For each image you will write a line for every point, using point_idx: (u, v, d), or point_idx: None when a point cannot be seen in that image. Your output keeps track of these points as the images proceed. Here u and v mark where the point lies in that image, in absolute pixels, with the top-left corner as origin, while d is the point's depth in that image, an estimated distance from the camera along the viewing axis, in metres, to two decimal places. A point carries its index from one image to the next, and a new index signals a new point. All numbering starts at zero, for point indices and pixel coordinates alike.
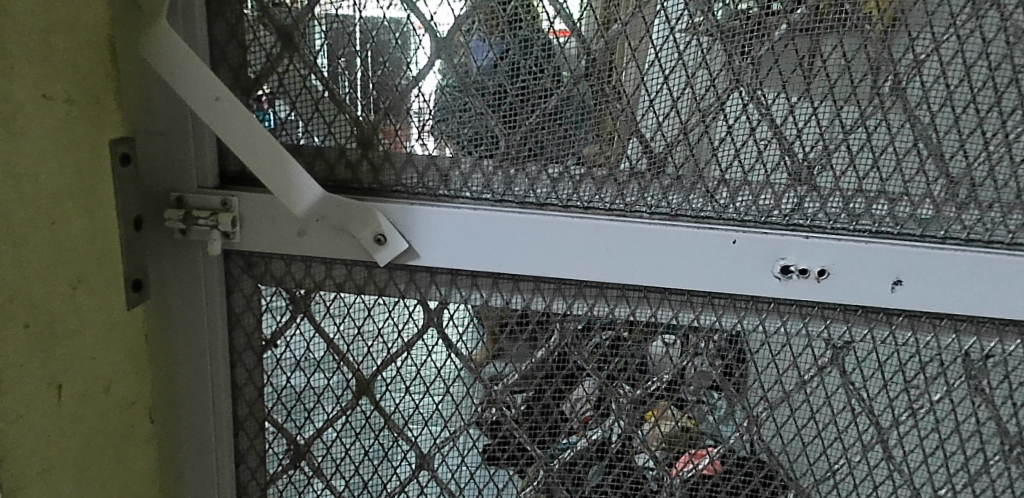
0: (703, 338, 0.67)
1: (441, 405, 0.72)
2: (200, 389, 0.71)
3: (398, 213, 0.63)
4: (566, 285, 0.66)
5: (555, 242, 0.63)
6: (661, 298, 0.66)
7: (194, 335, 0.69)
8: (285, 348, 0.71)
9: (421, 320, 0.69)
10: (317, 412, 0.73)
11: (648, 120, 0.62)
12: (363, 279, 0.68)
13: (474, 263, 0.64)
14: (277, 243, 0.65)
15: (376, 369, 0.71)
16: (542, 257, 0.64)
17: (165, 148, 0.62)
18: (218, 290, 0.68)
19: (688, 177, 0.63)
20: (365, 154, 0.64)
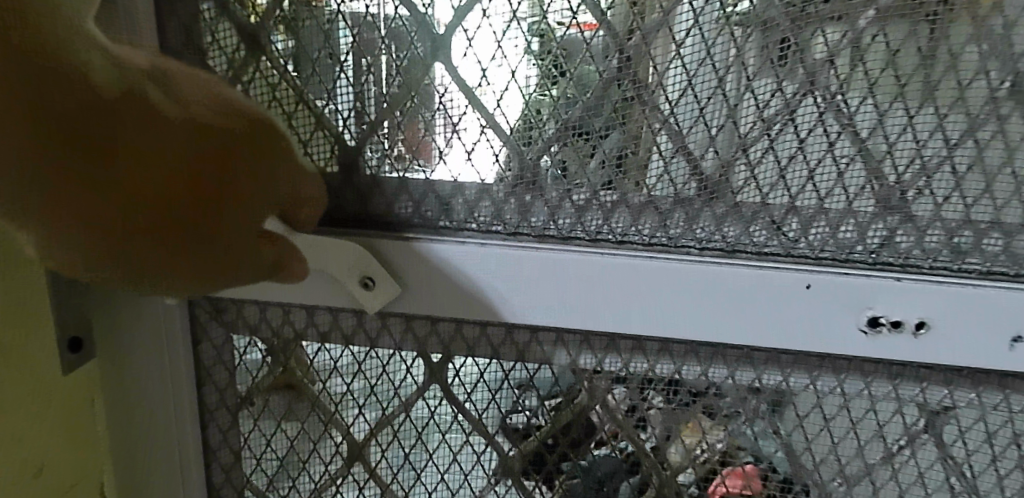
0: (766, 400, 0.54)
1: (448, 475, 0.60)
2: (159, 463, 0.59)
3: (389, 251, 0.53)
4: (595, 337, 0.54)
5: (582, 286, 0.52)
6: (712, 352, 0.54)
7: (159, 400, 0.58)
8: (262, 409, 0.60)
9: (422, 377, 0.57)
10: (302, 481, 0.62)
11: (696, 135, 0.49)
12: (352, 329, 0.56)
13: (483, 312, 0.53)
14: (247, 286, 0.55)
15: (371, 435, 0.59)
16: (566, 305, 0.52)
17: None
18: (182, 340, 0.57)
19: (748, 205, 0.50)
20: (350, 180, 0.53)
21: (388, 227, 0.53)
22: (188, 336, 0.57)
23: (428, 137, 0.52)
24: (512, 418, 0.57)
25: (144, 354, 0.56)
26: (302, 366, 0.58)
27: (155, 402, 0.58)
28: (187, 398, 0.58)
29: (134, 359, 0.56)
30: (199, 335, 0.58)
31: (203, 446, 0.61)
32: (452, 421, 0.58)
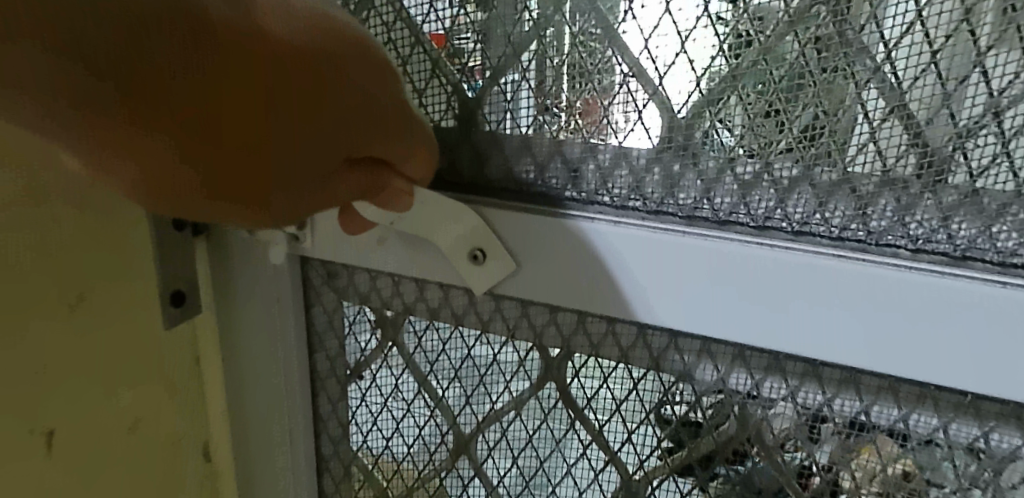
0: (994, 468, 0.39)
1: (560, 488, 0.51)
2: (266, 424, 0.57)
3: (506, 223, 0.45)
4: (753, 353, 0.42)
5: (738, 286, 0.40)
6: (918, 393, 0.39)
7: (263, 366, 0.55)
8: (368, 385, 0.54)
9: (538, 372, 0.49)
10: (406, 466, 0.55)
11: (921, 91, 0.35)
12: (463, 309, 0.49)
13: (610, 306, 0.44)
14: (354, 254, 0.49)
15: (479, 431, 0.52)
16: (714, 306, 0.41)
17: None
18: (292, 303, 0.53)
19: (993, 194, 0.36)
20: (467, 137, 0.46)
21: (507, 193, 0.46)
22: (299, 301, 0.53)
23: (556, 87, 0.42)
24: (640, 435, 0.47)
25: (252, 315, 0.54)
26: (410, 343, 0.52)
27: (260, 368, 0.56)
28: (294, 368, 0.54)
29: (242, 318, 0.55)
30: (312, 299, 0.53)
31: (314, 416, 0.56)
32: (570, 429, 0.49)
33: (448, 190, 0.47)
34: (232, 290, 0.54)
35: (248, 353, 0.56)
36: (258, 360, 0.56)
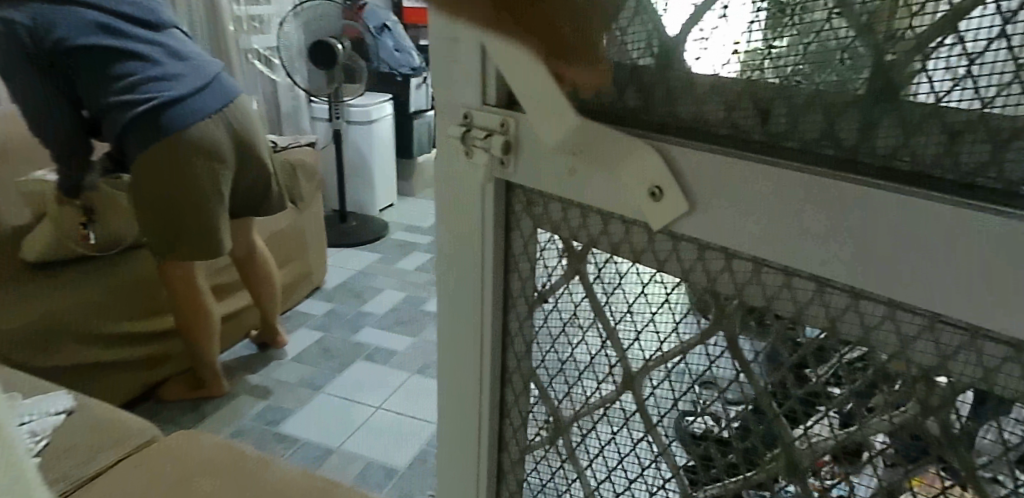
0: None
1: (716, 438, 0.51)
2: (462, 327, 0.65)
3: (690, 163, 0.44)
4: (946, 328, 0.38)
5: (917, 247, 0.37)
6: None
7: (467, 282, 0.63)
8: (553, 310, 0.59)
9: (709, 319, 0.48)
10: (576, 389, 0.59)
11: None
12: (642, 246, 0.50)
13: (789, 255, 0.42)
14: (550, 184, 0.53)
15: (643, 369, 0.53)
16: (908, 265, 0.38)
17: (448, 47, 0.55)
18: (496, 226, 0.59)
19: None
20: (662, 75, 0.46)
21: (696, 134, 0.46)
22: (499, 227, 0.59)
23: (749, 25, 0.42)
24: (807, 398, 0.45)
25: (461, 234, 0.62)
26: (590, 275, 0.55)
27: (464, 283, 0.63)
28: (492, 286, 0.61)
29: (454, 238, 0.63)
30: (510, 226, 0.59)
31: (501, 331, 0.63)
32: (734, 381, 0.48)
33: (638, 127, 0.48)
34: (447, 207, 0.62)
35: (455, 264, 0.64)
36: (463, 277, 0.63)
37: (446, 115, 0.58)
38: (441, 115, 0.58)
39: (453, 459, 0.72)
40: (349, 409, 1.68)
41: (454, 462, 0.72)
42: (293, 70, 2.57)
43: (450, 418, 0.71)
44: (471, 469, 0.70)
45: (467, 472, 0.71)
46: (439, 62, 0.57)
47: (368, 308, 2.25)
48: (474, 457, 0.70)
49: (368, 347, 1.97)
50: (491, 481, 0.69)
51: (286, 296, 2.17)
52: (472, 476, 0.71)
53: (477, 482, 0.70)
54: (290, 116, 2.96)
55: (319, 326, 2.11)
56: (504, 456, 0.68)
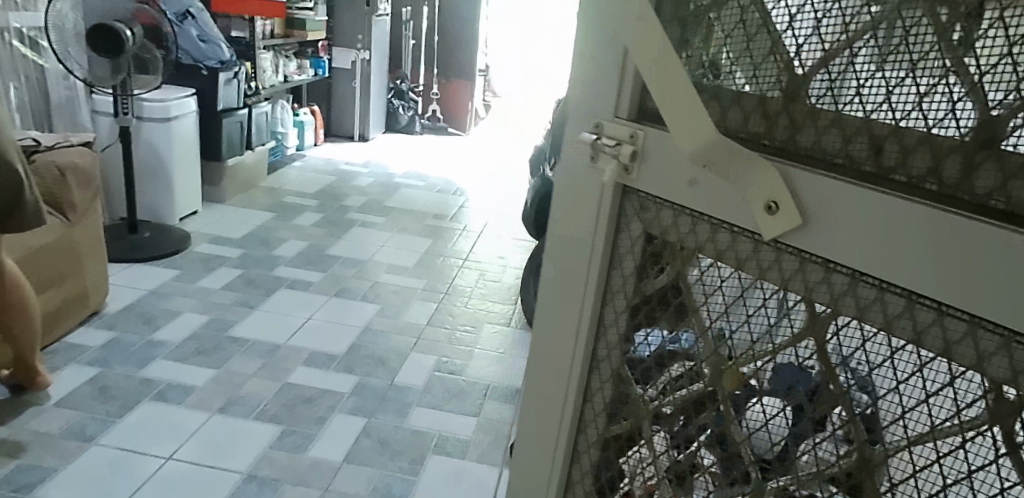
0: None
1: (789, 405, 0.71)
2: (570, 280, 0.94)
3: (803, 181, 0.64)
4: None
5: (994, 277, 0.53)
6: None
7: (574, 254, 0.92)
8: (644, 275, 0.85)
9: (803, 322, 0.69)
10: (653, 342, 0.85)
11: None
12: (747, 254, 0.72)
13: (890, 271, 0.60)
14: (666, 182, 0.78)
15: (725, 324, 0.77)
16: (987, 289, 0.54)
17: (595, 71, 0.84)
18: (606, 215, 0.87)
19: None
20: (788, 108, 0.69)
21: (814, 160, 0.66)
22: (615, 219, 0.86)
23: (874, 76, 0.63)
24: (881, 376, 0.64)
25: (576, 217, 0.91)
26: (682, 256, 0.80)
27: (572, 253, 0.92)
28: (591, 259, 0.90)
29: (570, 221, 0.92)
30: (624, 224, 0.86)
31: (603, 289, 0.90)
32: (816, 362, 0.69)
33: (760, 148, 0.71)
34: (574, 194, 0.90)
35: (572, 234, 0.92)
36: (572, 249, 0.92)
37: (585, 126, 0.86)
38: (577, 126, 0.88)
39: (548, 373, 1.00)
40: (120, 463, 1.89)
41: (550, 375, 1.00)
42: (68, 57, 3.01)
43: (547, 343, 1.00)
44: (564, 380, 0.98)
45: (561, 383, 0.98)
46: (586, 85, 0.85)
47: (159, 337, 2.55)
48: (566, 370, 0.97)
49: (155, 385, 2.26)
50: (580, 390, 0.96)
51: (53, 329, 2.41)
52: (563, 386, 0.98)
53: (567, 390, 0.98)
54: (63, 108, 3.33)
55: (89, 361, 2.37)
56: (592, 376, 0.95)
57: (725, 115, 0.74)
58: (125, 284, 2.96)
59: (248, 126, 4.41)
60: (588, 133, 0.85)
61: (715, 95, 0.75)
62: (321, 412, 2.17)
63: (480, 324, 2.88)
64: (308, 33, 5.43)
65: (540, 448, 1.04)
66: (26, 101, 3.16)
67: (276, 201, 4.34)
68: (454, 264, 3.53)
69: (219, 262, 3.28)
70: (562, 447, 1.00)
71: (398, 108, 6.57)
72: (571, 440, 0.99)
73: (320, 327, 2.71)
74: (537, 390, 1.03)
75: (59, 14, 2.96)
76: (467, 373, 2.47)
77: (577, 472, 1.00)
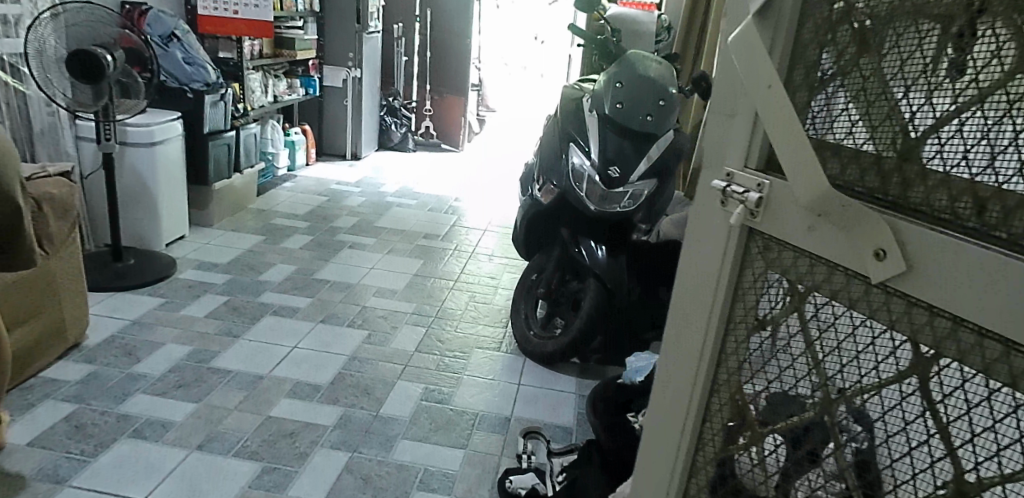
0: None
1: (895, 436, 0.75)
2: (695, 307, 1.02)
3: (913, 235, 0.70)
4: None
5: None
6: None
7: (698, 283, 1.01)
8: (763, 308, 0.90)
9: (908, 362, 0.72)
10: (769, 370, 0.90)
11: None
12: (859, 297, 0.76)
13: (989, 322, 0.64)
14: (789, 229, 0.84)
15: (838, 359, 0.80)
16: None
17: (727, 125, 0.94)
18: (733, 254, 0.94)
19: None
20: (901, 166, 0.74)
21: (921, 214, 0.71)
22: (740, 258, 0.93)
23: (980, 142, 0.68)
24: (980, 415, 0.67)
25: (705, 251, 1.00)
26: (799, 294, 0.84)
27: (696, 282, 1.01)
28: (715, 290, 0.98)
29: (698, 253, 1.01)
30: (749, 262, 0.92)
31: (724, 318, 0.97)
32: (920, 396, 0.72)
33: (876, 201, 0.76)
34: (704, 229, 0.99)
35: (700, 264, 1.00)
36: (696, 278, 1.01)
37: (715, 175, 0.97)
38: (710, 171, 0.98)
39: (671, 386, 1.07)
40: None
41: (672, 388, 1.07)
42: (54, 84, 2.96)
43: (673, 359, 1.07)
44: (686, 396, 1.04)
45: (683, 396, 1.05)
46: (713, 137, 0.97)
47: (138, 370, 2.47)
48: (689, 384, 1.03)
49: (132, 421, 2.17)
50: (701, 406, 1.02)
51: (32, 361, 2.35)
52: (685, 399, 1.04)
53: (689, 404, 1.04)
54: (46, 134, 3.24)
55: (67, 396, 2.29)
56: (712, 396, 1.00)
57: (842, 168, 0.80)
58: (107, 314, 2.88)
59: (235, 149, 4.34)
60: (720, 181, 0.95)
61: (836, 151, 0.81)
62: (303, 447, 2.09)
63: (469, 349, 2.81)
64: (298, 53, 5.37)
65: (660, 456, 1.10)
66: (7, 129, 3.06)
67: (266, 224, 4.28)
68: (444, 286, 3.46)
69: (204, 289, 3.21)
70: (683, 458, 1.06)
71: (390, 125, 6.54)
72: (690, 452, 1.04)
73: (305, 356, 2.63)
74: (663, 403, 1.10)
75: (38, 40, 2.87)
76: (454, 401, 2.40)
77: (695, 485, 1.04)
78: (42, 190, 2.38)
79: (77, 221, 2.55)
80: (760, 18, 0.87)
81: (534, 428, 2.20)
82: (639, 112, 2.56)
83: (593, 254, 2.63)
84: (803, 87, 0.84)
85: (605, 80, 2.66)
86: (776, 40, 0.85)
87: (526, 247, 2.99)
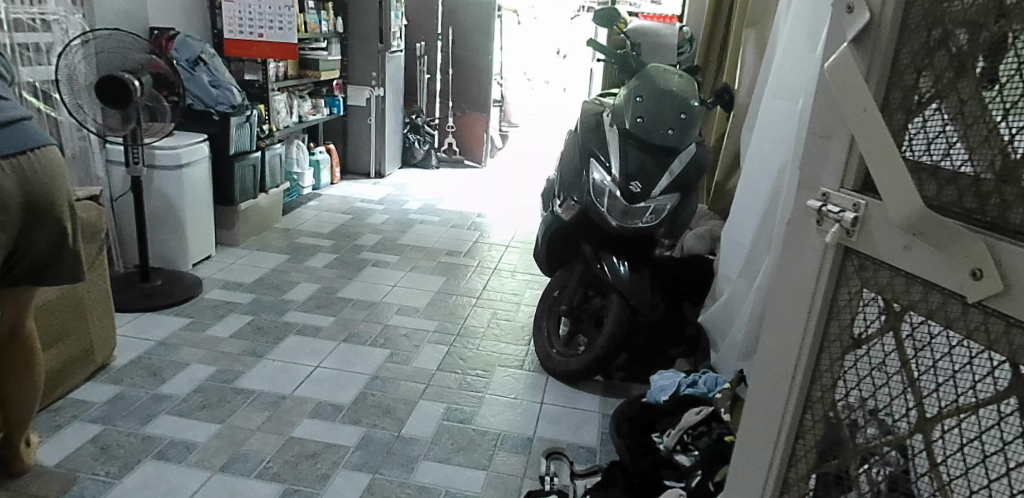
0: None
1: (993, 458, 0.73)
2: (790, 324, 1.00)
3: (1013, 256, 0.69)
4: None
5: None
6: None
7: (795, 300, 0.99)
8: (859, 326, 0.89)
9: (1007, 385, 0.71)
10: (864, 387, 0.89)
11: None
12: (955, 316, 0.75)
13: None
14: (885, 246, 0.83)
15: (933, 378, 0.79)
16: None
17: (825, 147, 0.94)
18: (828, 274, 0.93)
19: None
20: (1001, 188, 0.73)
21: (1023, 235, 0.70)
22: (835, 275, 0.92)
23: None
24: None
25: (799, 270, 0.98)
26: (895, 314, 0.83)
27: (790, 300, 1.00)
28: (809, 308, 0.97)
29: (790, 271, 1.00)
30: (844, 280, 0.91)
31: (819, 336, 0.95)
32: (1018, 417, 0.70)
33: (975, 222, 0.75)
34: (800, 249, 0.99)
35: (793, 285, 0.99)
36: (790, 296, 1.00)
37: (812, 195, 0.96)
38: (807, 193, 0.97)
39: (765, 402, 1.06)
40: None
41: (767, 404, 1.06)
42: (84, 106, 3.01)
43: (767, 377, 1.06)
44: (779, 413, 1.03)
45: (776, 413, 1.03)
46: (811, 159, 0.97)
47: (164, 391, 2.49)
48: (782, 400, 1.02)
49: (158, 443, 2.19)
50: (795, 422, 1.00)
51: (61, 382, 2.38)
52: (779, 416, 1.03)
53: (783, 421, 1.02)
54: (77, 159, 3.30)
55: (94, 418, 2.31)
56: (805, 413, 0.99)
57: (938, 190, 0.80)
58: (134, 335, 2.91)
59: (260, 169, 4.39)
60: (815, 200, 0.94)
61: (933, 173, 0.80)
62: (325, 468, 2.09)
63: (492, 368, 2.79)
64: (321, 73, 5.44)
65: (754, 471, 1.09)
66: None
67: (290, 242, 4.32)
68: (467, 303, 3.46)
69: (229, 309, 3.23)
70: (775, 474, 1.05)
71: (414, 142, 6.58)
72: (782, 468, 1.03)
73: (327, 376, 2.63)
74: (757, 418, 1.09)
75: (69, 67, 2.92)
76: (476, 421, 2.38)
77: None
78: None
79: (103, 246, 2.59)
80: (857, 45, 0.87)
81: (557, 448, 2.17)
82: (660, 127, 2.55)
83: (616, 270, 2.57)
84: (898, 110, 0.83)
85: (626, 94, 2.65)
86: (873, 66, 0.85)
87: (549, 261, 2.96)
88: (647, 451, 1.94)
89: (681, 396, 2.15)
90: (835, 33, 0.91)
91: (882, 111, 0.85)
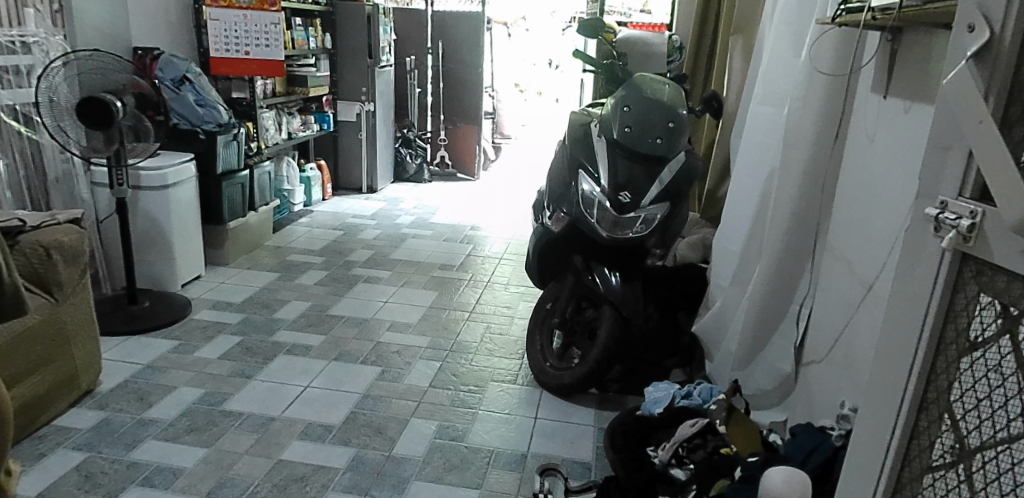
0: None
1: None
2: (901, 328, 1.00)
3: None
4: None
5: None
6: None
7: (909, 306, 0.98)
8: (976, 330, 0.89)
9: None
10: (981, 389, 0.88)
11: None
12: None
13: None
14: (1000, 252, 0.83)
15: None
16: None
17: (943, 158, 0.94)
18: (944, 280, 0.93)
19: None
20: None
21: None
22: (951, 282, 0.92)
23: None
24: None
25: (914, 276, 0.98)
26: (1012, 318, 0.83)
27: (903, 306, 1.00)
28: (918, 312, 0.97)
29: (904, 278, 1.00)
30: (960, 286, 0.91)
31: (935, 341, 0.95)
32: None
33: None
34: (915, 256, 0.98)
35: (907, 289, 0.99)
36: (904, 302, 0.99)
37: (928, 203, 0.96)
38: (924, 203, 0.96)
39: (875, 406, 1.05)
40: None
41: (877, 408, 1.05)
42: (65, 127, 2.98)
43: (878, 380, 1.04)
44: (889, 417, 1.02)
45: (887, 417, 1.02)
46: (929, 171, 0.96)
47: (151, 415, 2.44)
48: (894, 403, 1.01)
49: (142, 469, 2.14)
50: (908, 425, 0.99)
51: (46, 408, 2.34)
52: (889, 419, 1.02)
53: (893, 425, 1.01)
54: (60, 183, 3.27)
55: (77, 444, 2.27)
56: (920, 416, 0.98)
57: None
58: (120, 358, 2.87)
59: (249, 188, 4.35)
60: (933, 209, 0.94)
61: None
62: (314, 491, 2.04)
63: (485, 383, 2.75)
64: (310, 90, 5.39)
65: (864, 475, 1.08)
66: (19, 179, 3.09)
67: (281, 260, 4.28)
68: (461, 318, 3.42)
69: (218, 330, 3.18)
70: (886, 477, 1.03)
71: (405, 156, 6.56)
72: (894, 471, 1.02)
73: (317, 396, 2.59)
74: (865, 423, 1.07)
75: (50, 88, 2.91)
76: (468, 439, 2.34)
77: None
78: (49, 238, 2.37)
79: (87, 267, 2.55)
80: (978, 60, 0.87)
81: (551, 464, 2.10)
82: (649, 136, 2.54)
83: (607, 281, 2.53)
84: (1018, 122, 0.83)
85: (613, 104, 2.63)
86: (994, 80, 0.85)
87: (540, 275, 2.91)
88: (642, 465, 1.92)
89: (676, 408, 2.11)
90: (952, 49, 0.92)
91: (1002, 123, 0.84)
